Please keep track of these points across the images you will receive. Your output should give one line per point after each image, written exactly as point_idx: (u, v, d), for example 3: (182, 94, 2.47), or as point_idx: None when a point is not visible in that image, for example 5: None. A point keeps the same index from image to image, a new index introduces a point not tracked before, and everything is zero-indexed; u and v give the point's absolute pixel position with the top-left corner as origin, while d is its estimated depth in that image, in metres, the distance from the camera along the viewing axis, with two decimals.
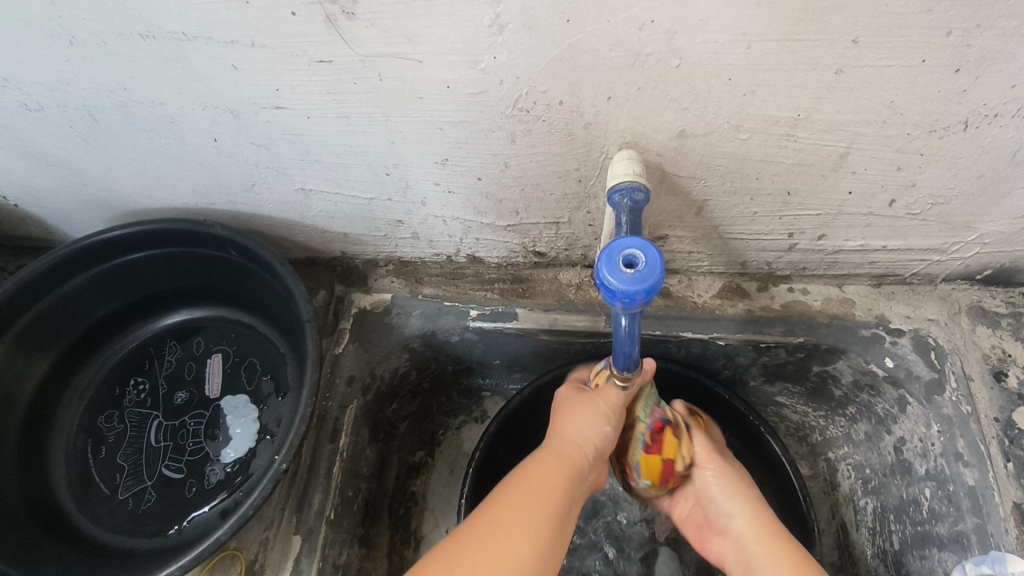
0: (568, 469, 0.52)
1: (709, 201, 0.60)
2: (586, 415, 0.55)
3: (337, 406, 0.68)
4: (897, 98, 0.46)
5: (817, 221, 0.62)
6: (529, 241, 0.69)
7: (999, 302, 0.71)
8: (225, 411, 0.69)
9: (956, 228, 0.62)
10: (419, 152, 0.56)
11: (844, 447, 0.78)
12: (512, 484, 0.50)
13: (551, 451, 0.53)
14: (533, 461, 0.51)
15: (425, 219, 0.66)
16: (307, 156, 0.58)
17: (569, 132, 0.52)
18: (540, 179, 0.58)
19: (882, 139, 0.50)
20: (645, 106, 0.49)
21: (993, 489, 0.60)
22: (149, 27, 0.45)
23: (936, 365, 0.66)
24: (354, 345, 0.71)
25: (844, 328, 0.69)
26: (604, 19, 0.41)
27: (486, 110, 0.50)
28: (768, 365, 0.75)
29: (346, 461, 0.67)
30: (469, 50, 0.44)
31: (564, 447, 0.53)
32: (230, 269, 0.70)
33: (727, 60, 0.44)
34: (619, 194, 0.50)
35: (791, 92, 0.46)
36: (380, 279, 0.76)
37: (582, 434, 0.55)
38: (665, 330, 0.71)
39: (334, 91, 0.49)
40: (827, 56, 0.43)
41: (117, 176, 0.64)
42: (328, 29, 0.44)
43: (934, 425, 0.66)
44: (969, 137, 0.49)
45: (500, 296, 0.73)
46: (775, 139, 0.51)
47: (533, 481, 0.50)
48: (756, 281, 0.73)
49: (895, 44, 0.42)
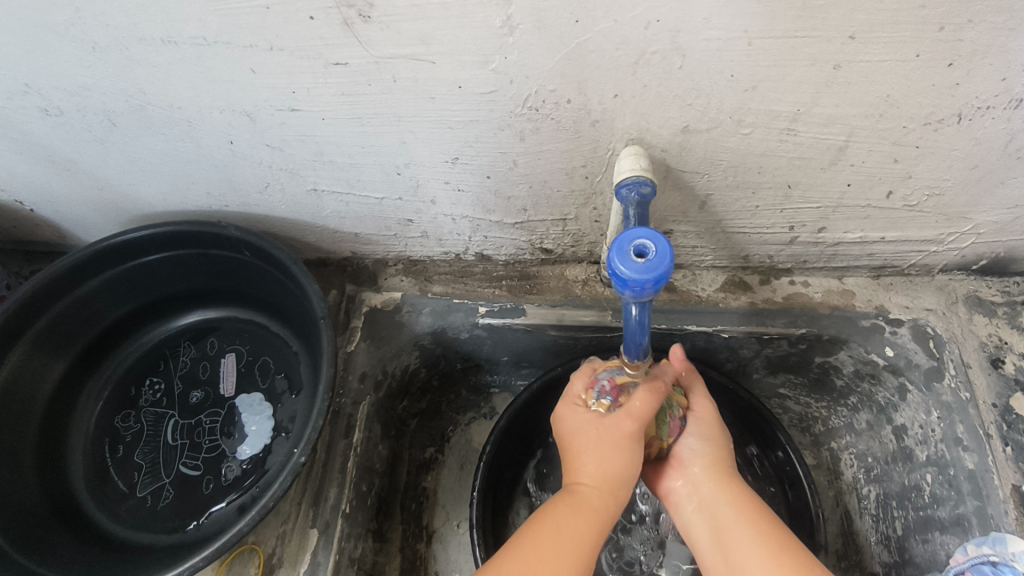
0: (605, 513, 0.53)
1: (712, 196, 0.61)
2: (619, 449, 0.53)
3: (351, 402, 0.69)
4: (893, 92, 0.48)
5: (817, 213, 0.64)
6: (536, 238, 0.71)
7: (995, 292, 0.73)
8: (239, 410, 0.70)
9: (952, 218, 0.63)
10: (430, 151, 0.58)
11: (847, 436, 0.80)
12: (557, 539, 0.51)
13: (585, 497, 0.53)
14: (553, 511, 0.52)
15: (435, 217, 0.68)
16: (319, 157, 0.59)
17: (576, 129, 0.53)
18: (548, 176, 0.60)
19: (879, 132, 0.52)
20: (650, 103, 0.50)
21: (993, 472, 0.62)
22: (170, 32, 0.47)
23: (935, 353, 0.68)
24: (366, 342, 0.72)
25: (845, 319, 0.71)
26: (611, 19, 0.43)
27: (496, 109, 0.52)
28: (772, 357, 0.76)
29: (361, 456, 0.68)
30: (480, 51, 0.46)
31: (601, 492, 0.53)
32: (243, 270, 0.72)
33: (729, 57, 0.46)
34: (626, 188, 0.52)
35: (791, 88, 0.48)
36: (390, 278, 0.77)
37: (603, 477, 0.54)
38: (671, 324, 0.73)
39: (349, 92, 0.51)
40: (825, 51, 0.45)
41: (133, 179, 0.66)
42: (344, 32, 0.45)
43: (934, 412, 0.68)
44: (963, 129, 0.51)
45: (508, 293, 0.74)
46: (776, 133, 0.53)
47: (552, 532, 0.51)
48: (759, 275, 0.75)
49: (890, 39, 0.43)
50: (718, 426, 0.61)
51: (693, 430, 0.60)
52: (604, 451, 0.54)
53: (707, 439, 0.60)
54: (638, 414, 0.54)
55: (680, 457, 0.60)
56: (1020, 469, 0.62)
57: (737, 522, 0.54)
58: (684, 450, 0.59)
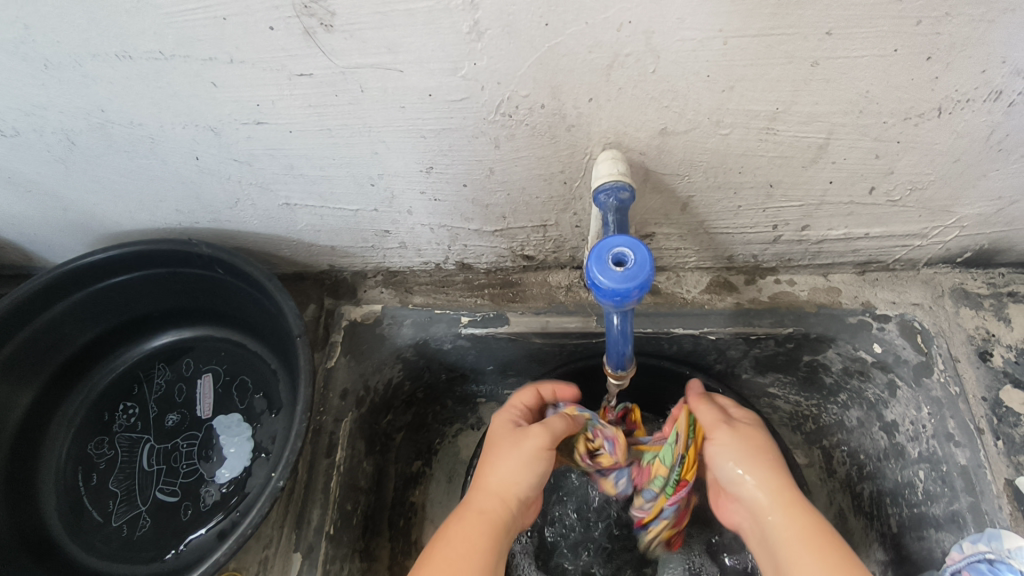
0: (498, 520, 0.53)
1: (694, 197, 0.60)
2: (522, 458, 0.55)
3: (332, 419, 0.68)
4: (873, 88, 0.47)
5: (800, 211, 0.63)
6: (517, 245, 0.69)
7: (980, 284, 0.72)
8: (218, 432, 0.68)
9: (936, 213, 0.63)
10: (403, 161, 0.56)
11: (838, 434, 0.79)
12: (466, 546, 0.50)
13: (477, 501, 0.53)
14: (449, 519, 0.53)
15: (412, 228, 0.66)
16: (290, 171, 0.58)
17: (552, 135, 0.52)
18: (525, 183, 0.59)
19: (859, 128, 0.51)
20: (626, 106, 0.49)
21: (985, 467, 0.62)
22: (125, 47, 0.45)
23: (923, 349, 0.68)
24: (346, 358, 0.71)
25: (832, 317, 0.70)
26: (582, 21, 0.42)
27: (469, 116, 0.50)
28: (760, 357, 0.76)
29: (344, 475, 0.66)
30: (449, 58, 0.45)
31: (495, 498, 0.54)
32: (216, 287, 0.70)
33: (704, 57, 0.44)
34: (604, 193, 0.50)
35: (769, 86, 0.47)
36: (369, 290, 0.76)
37: (508, 484, 0.54)
38: (657, 327, 0.71)
39: (315, 104, 0.49)
40: (802, 49, 0.43)
41: (98, 199, 0.64)
42: (306, 42, 0.44)
43: (924, 407, 0.67)
44: (944, 123, 0.50)
45: (490, 302, 0.73)
46: (756, 133, 0.52)
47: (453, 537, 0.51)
48: (744, 274, 0.74)
49: (868, 35, 0.42)
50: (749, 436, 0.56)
51: (728, 456, 0.55)
52: (508, 455, 0.56)
53: (749, 457, 0.55)
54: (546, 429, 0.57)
55: (730, 488, 0.55)
56: (1011, 463, 0.62)
57: (805, 549, 0.48)
58: (727, 480, 0.55)
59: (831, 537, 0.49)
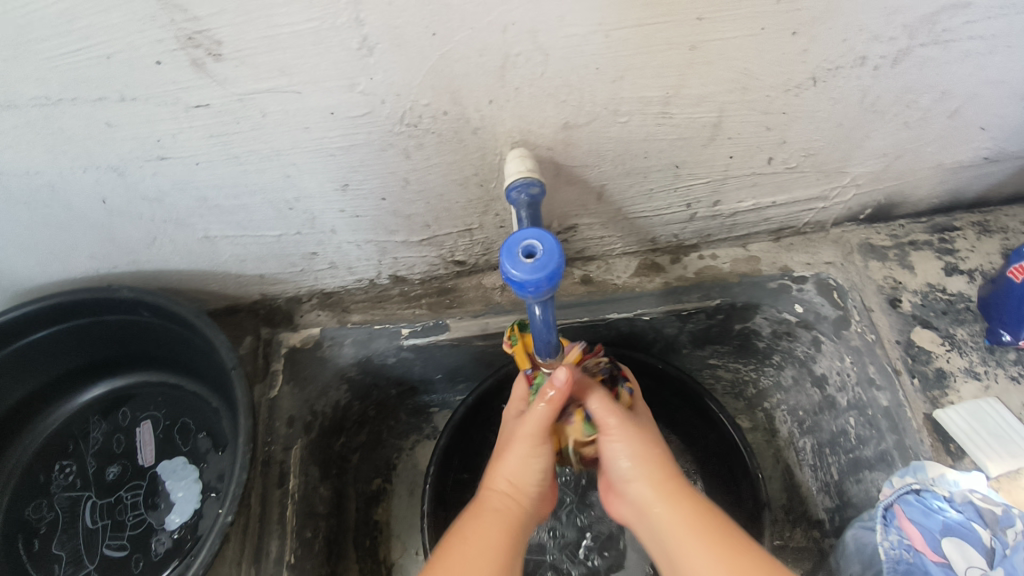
0: (516, 520, 0.53)
1: (607, 185, 0.63)
2: (528, 450, 0.54)
3: (281, 448, 0.67)
4: (750, 65, 0.50)
5: (709, 187, 0.66)
6: (446, 251, 0.70)
7: (884, 237, 0.77)
8: (163, 478, 0.66)
9: (832, 175, 0.67)
10: (317, 182, 0.56)
11: (777, 394, 0.83)
12: (480, 548, 0.49)
13: (490, 501, 0.53)
14: (461, 524, 0.52)
15: (339, 246, 0.66)
16: (203, 203, 0.57)
17: (460, 139, 0.53)
18: (442, 190, 0.60)
19: (746, 103, 0.54)
20: (526, 104, 0.51)
21: (905, 406, 0.66)
22: (7, 96, 0.44)
23: (840, 303, 0.72)
24: (289, 385, 0.70)
25: (754, 284, 0.74)
26: (468, 27, 0.43)
27: (375, 130, 0.51)
28: (695, 331, 0.79)
29: (299, 502, 0.66)
30: (344, 75, 0.45)
31: (509, 499, 0.54)
32: (145, 331, 0.68)
33: (591, 51, 0.46)
34: (515, 190, 0.52)
35: (655, 73, 0.49)
36: (306, 315, 0.75)
37: (517, 476, 0.54)
38: (592, 315, 0.74)
39: (217, 133, 0.49)
40: (679, 35, 0.46)
41: (4, 255, 0.61)
42: (197, 72, 0.43)
43: (847, 357, 0.71)
44: (820, 91, 0.54)
45: (428, 310, 0.74)
46: (652, 118, 0.54)
47: (468, 538, 0.50)
48: (668, 254, 0.77)
49: (735, 17, 0.45)
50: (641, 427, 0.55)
51: (620, 448, 0.54)
52: (512, 448, 0.55)
53: (637, 452, 0.53)
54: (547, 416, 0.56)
55: (620, 481, 0.54)
56: (928, 398, 0.66)
57: (698, 539, 0.47)
58: (617, 473, 0.53)
59: (710, 518, 0.49)
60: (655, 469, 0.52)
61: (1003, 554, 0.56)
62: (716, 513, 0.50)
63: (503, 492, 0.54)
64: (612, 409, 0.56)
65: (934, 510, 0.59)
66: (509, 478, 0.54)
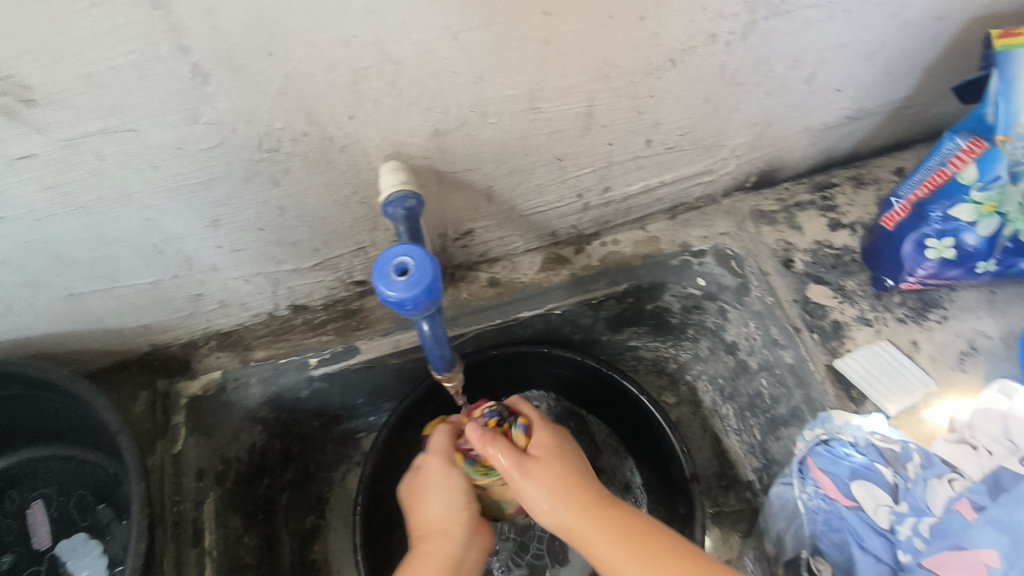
0: (446, 554, 0.54)
1: (494, 186, 0.62)
2: (439, 486, 0.59)
3: (192, 505, 0.62)
4: (607, 52, 0.50)
5: (596, 176, 0.66)
6: (344, 273, 0.68)
7: (772, 202, 0.80)
8: (64, 559, 0.62)
9: (711, 149, 0.68)
10: (183, 221, 0.53)
11: (696, 366, 0.86)
12: None
13: (421, 545, 0.56)
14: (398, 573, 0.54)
15: (225, 284, 0.63)
16: (58, 260, 0.52)
17: (328, 159, 0.51)
18: (323, 212, 0.57)
19: (612, 90, 0.55)
20: (390, 116, 0.49)
21: (808, 361, 0.68)
22: None
23: (738, 271, 0.74)
24: (195, 437, 0.65)
25: (658, 264, 0.75)
26: (306, 44, 0.41)
27: (232, 160, 0.48)
28: (609, 317, 0.79)
29: (219, 559, 0.62)
30: (182, 106, 0.42)
31: (436, 536, 0.56)
32: (15, 405, 0.61)
33: (443, 55, 0.45)
34: (391, 205, 0.50)
35: (514, 70, 0.49)
36: (205, 359, 0.70)
37: (436, 512, 0.57)
38: (504, 316, 0.73)
39: (54, 184, 0.45)
40: (529, 30, 0.46)
41: None
42: (11, 122, 0.40)
43: (751, 323, 0.74)
44: (681, 71, 0.55)
45: (335, 336, 0.71)
46: (523, 115, 0.54)
47: None
48: (571, 245, 0.77)
49: (581, 7, 0.45)
50: (545, 466, 0.56)
51: (535, 495, 0.55)
52: (428, 491, 0.59)
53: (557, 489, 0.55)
54: (438, 449, 0.62)
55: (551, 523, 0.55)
56: (828, 350, 0.68)
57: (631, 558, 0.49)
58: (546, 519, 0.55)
59: (635, 532, 0.51)
60: (570, 499, 0.54)
61: (906, 487, 0.59)
62: (639, 523, 0.52)
63: (430, 535, 0.56)
64: (492, 439, 0.57)
65: (841, 459, 0.62)
66: (434, 516, 0.57)
